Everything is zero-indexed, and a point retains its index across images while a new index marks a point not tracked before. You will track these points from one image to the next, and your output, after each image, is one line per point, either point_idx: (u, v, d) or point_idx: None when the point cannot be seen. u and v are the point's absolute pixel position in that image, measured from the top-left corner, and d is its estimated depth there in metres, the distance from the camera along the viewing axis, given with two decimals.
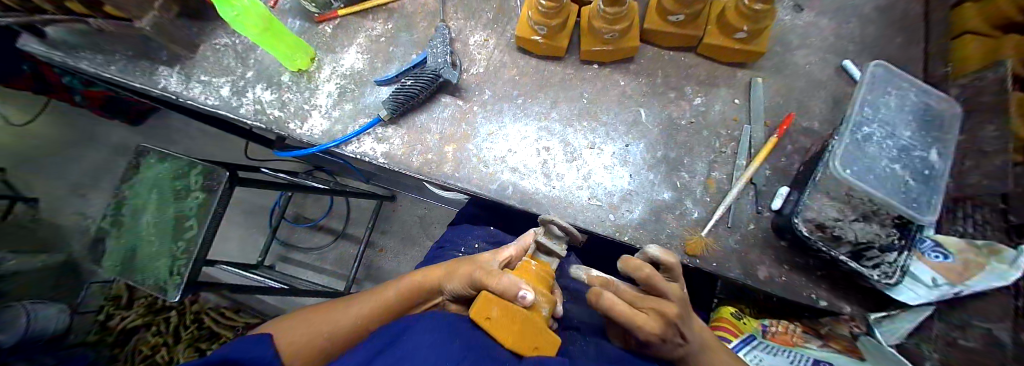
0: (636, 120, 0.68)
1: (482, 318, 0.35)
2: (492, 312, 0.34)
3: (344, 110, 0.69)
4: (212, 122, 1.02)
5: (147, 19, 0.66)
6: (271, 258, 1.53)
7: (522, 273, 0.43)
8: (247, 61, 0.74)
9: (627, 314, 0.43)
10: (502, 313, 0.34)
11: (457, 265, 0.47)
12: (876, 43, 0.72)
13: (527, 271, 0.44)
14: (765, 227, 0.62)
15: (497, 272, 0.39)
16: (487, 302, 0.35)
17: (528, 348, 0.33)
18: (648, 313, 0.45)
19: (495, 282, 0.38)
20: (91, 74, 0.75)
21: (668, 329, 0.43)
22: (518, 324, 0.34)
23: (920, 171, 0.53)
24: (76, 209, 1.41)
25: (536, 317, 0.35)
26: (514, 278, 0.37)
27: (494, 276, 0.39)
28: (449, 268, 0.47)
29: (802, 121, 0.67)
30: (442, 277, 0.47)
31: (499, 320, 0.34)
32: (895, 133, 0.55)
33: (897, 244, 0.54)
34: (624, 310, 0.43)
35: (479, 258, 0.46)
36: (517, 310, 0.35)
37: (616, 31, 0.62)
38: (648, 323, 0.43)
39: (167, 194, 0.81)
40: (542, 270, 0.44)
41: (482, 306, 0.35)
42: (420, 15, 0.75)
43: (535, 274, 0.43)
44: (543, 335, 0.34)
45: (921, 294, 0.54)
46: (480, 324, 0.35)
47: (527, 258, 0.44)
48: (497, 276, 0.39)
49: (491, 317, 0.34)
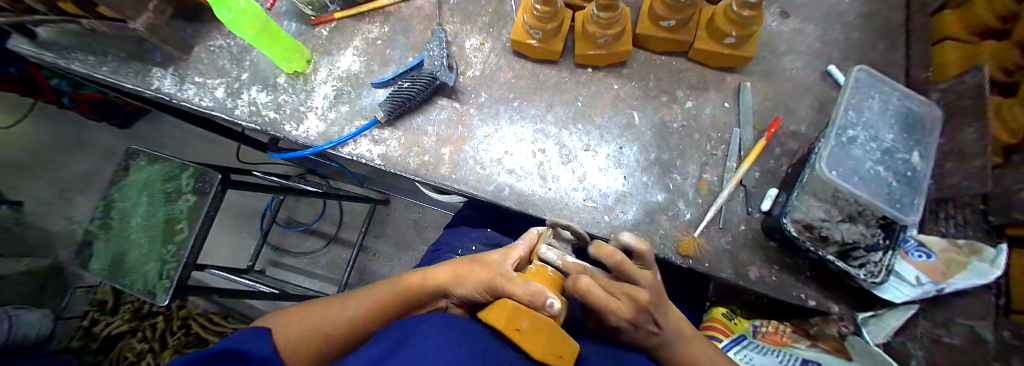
0: (629, 123, 0.69)
1: (512, 330, 0.34)
2: (523, 324, 0.34)
3: (340, 112, 0.69)
4: (204, 124, 1.01)
5: (141, 20, 0.66)
6: (262, 263, 1.51)
7: (537, 277, 0.44)
8: (242, 63, 0.74)
9: (601, 299, 0.43)
10: (533, 325, 0.34)
11: (465, 268, 0.47)
12: (860, 49, 0.75)
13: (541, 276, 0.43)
14: (755, 227, 0.63)
15: (520, 281, 0.39)
16: (516, 313, 0.34)
17: (554, 358, 0.33)
18: (622, 298, 0.46)
19: (519, 290, 0.37)
20: (82, 75, 0.74)
21: (640, 314, 0.45)
22: (547, 337, 0.33)
23: (903, 172, 0.55)
24: (63, 214, 1.34)
25: (564, 328, 0.34)
26: (541, 288, 0.37)
27: (517, 285, 0.38)
28: (457, 272, 0.47)
29: (790, 124, 0.69)
30: (447, 281, 0.47)
31: (530, 332, 0.33)
32: (879, 136, 0.58)
33: (882, 244, 0.56)
34: (598, 295, 0.43)
35: (489, 261, 0.45)
36: (547, 323, 0.34)
37: (609, 36, 0.63)
38: (618, 309, 0.44)
39: (158, 197, 0.80)
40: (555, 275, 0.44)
41: (511, 318, 0.34)
42: (417, 19, 0.76)
43: (550, 280, 0.43)
44: (565, 345, 0.34)
45: (906, 293, 0.55)
46: (508, 335, 0.34)
47: (542, 262, 0.44)
48: (520, 284, 0.38)
49: (522, 329, 0.33)
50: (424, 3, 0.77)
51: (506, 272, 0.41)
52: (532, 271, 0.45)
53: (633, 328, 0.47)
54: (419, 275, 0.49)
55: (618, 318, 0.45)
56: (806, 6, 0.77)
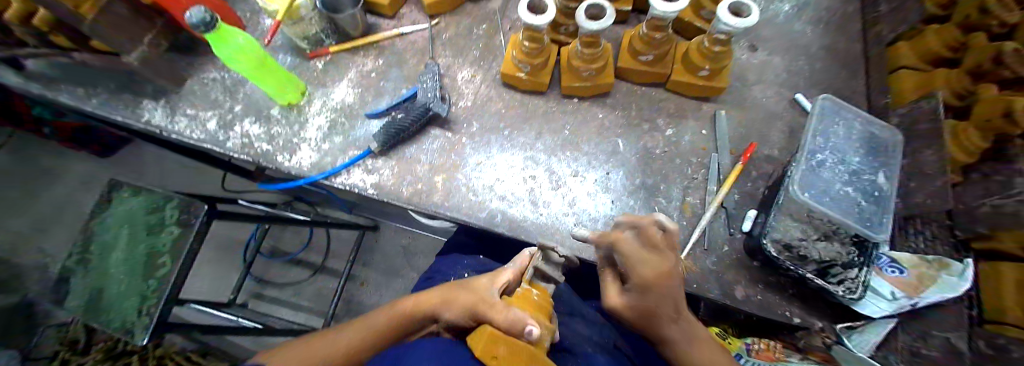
0: (615, 150, 0.72)
1: (489, 357, 0.32)
2: (500, 350, 0.32)
3: (333, 143, 0.70)
4: (192, 155, 1.00)
5: (135, 53, 0.68)
6: (245, 295, 1.45)
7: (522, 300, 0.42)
8: (236, 95, 0.75)
9: (632, 264, 0.43)
10: (511, 351, 0.32)
11: (455, 292, 0.47)
12: (824, 79, 0.81)
13: (527, 300, 0.42)
14: (738, 247, 0.65)
15: (501, 307, 0.38)
16: (494, 340, 0.33)
17: None
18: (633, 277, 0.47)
19: (500, 317, 0.36)
20: (68, 106, 0.73)
21: (666, 296, 0.43)
22: (524, 363, 0.31)
23: (871, 192, 0.59)
24: (37, 247, 1.31)
25: (542, 355, 0.32)
26: (521, 314, 0.36)
27: (498, 311, 0.37)
28: (448, 297, 0.47)
29: (764, 149, 0.73)
30: (437, 305, 0.48)
31: (506, 359, 0.32)
32: (845, 159, 0.62)
33: (857, 261, 0.58)
34: (631, 257, 0.43)
35: (477, 286, 0.45)
36: (523, 350, 0.32)
37: (593, 69, 0.68)
38: (644, 277, 0.42)
39: (140, 230, 0.78)
40: (543, 300, 0.43)
41: (489, 345, 0.32)
42: (410, 53, 0.79)
43: (536, 305, 0.42)
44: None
45: (883, 307, 0.57)
46: (486, 363, 0.33)
47: (527, 286, 0.43)
48: (501, 311, 0.37)
49: (500, 356, 0.32)
50: (418, 38, 0.81)
51: (490, 297, 0.41)
52: (518, 293, 0.43)
53: (652, 313, 0.45)
54: (413, 300, 0.49)
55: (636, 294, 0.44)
56: (772, 40, 0.84)
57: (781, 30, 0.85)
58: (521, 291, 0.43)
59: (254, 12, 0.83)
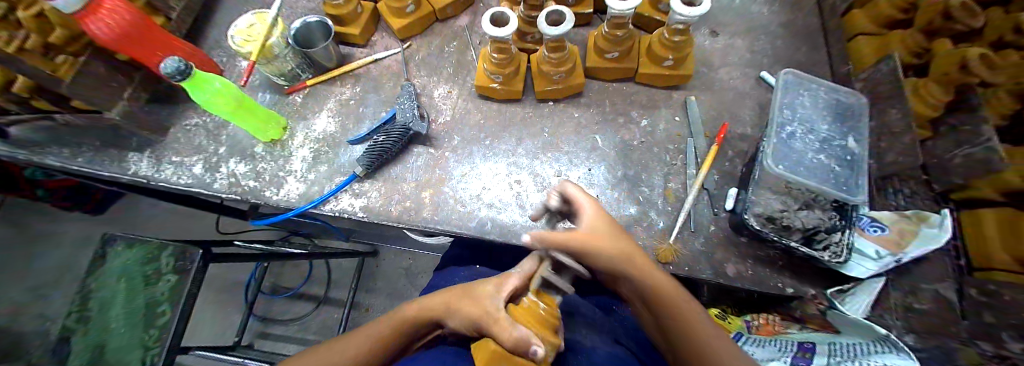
0: (594, 146, 0.74)
1: None
2: None
3: (320, 172, 0.72)
4: (181, 201, 1.00)
5: (117, 109, 0.69)
6: (250, 336, 1.44)
7: (527, 313, 0.41)
8: (219, 137, 0.76)
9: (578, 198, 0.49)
10: None
11: (457, 299, 0.47)
12: (786, 54, 0.83)
13: (534, 313, 0.41)
14: (724, 226, 0.67)
15: (506, 324, 0.38)
16: None
17: None
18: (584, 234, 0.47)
19: (506, 335, 0.37)
20: (56, 167, 0.74)
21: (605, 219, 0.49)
22: None
23: (843, 157, 0.60)
24: (35, 313, 1.29)
25: None
26: (526, 333, 0.36)
27: (503, 328, 0.38)
28: (451, 304, 0.47)
29: (737, 128, 0.75)
30: (441, 313, 0.48)
31: None
32: (815, 128, 0.64)
33: (839, 225, 0.60)
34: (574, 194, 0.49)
35: (481, 295, 0.44)
36: None
37: (562, 72, 0.70)
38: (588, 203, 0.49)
39: (136, 282, 0.78)
40: (549, 315, 0.41)
41: None
42: (386, 77, 0.81)
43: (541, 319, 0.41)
44: None
45: (869, 267, 0.58)
46: None
47: (534, 299, 0.42)
48: (506, 329, 0.37)
49: None
50: (392, 62, 0.83)
51: (494, 311, 0.41)
52: (524, 304, 0.42)
53: (609, 231, 0.48)
54: (418, 306, 0.50)
55: (591, 217, 0.49)
56: (731, 24, 0.87)
57: (740, 13, 0.88)
58: (526, 303, 0.42)
59: (229, 56, 0.85)
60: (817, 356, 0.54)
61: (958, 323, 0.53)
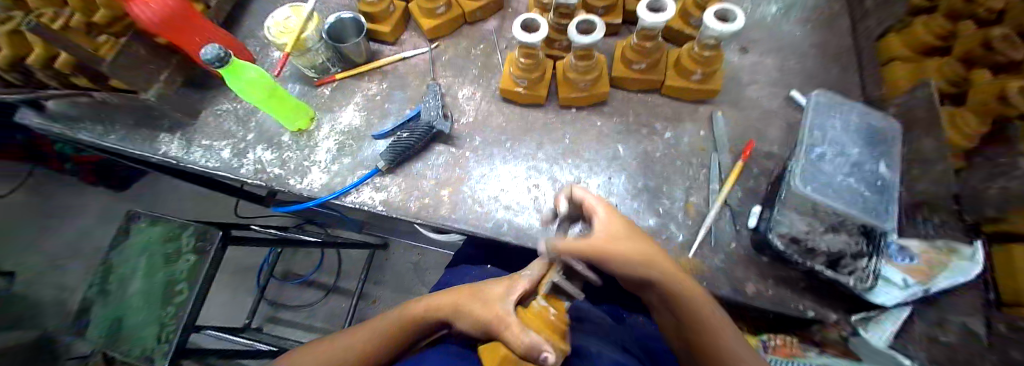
0: (615, 155, 0.73)
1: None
2: None
3: (343, 164, 0.73)
4: (205, 184, 1.03)
5: (152, 90, 0.72)
6: (259, 320, 1.47)
7: (536, 317, 0.43)
8: (248, 124, 0.78)
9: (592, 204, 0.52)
10: None
11: (465, 301, 0.47)
12: (818, 74, 0.82)
13: (544, 319, 0.42)
14: (745, 245, 0.66)
15: (518, 329, 0.38)
16: None
17: None
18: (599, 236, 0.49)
19: (518, 341, 0.37)
20: (90, 143, 0.78)
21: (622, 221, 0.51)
22: None
23: (874, 182, 0.58)
24: None
25: None
26: (538, 339, 0.36)
27: (515, 333, 0.38)
28: (459, 305, 0.47)
29: (763, 146, 0.74)
30: (448, 313, 0.48)
31: None
32: (846, 151, 0.62)
33: (867, 250, 0.58)
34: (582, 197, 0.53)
35: (490, 298, 0.44)
36: None
37: (588, 80, 0.70)
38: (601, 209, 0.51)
39: (158, 259, 0.80)
40: (559, 321, 0.42)
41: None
42: (413, 75, 0.82)
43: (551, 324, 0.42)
44: None
45: (897, 296, 0.55)
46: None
47: (544, 304, 0.43)
48: (518, 334, 0.38)
49: None
50: (419, 61, 0.84)
51: (505, 315, 0.41)
52: (535, 310, 0.43)
53: (623, 234, 0.49)
54: (424, 304, 0.50)
55: (605, 219, 0.51)
56: (762, 41, 0.86)
57: (772, 30, 0.87)
58: (537, 308, 0.43)
59: (262, 46, 0.87)
60: None
61: None
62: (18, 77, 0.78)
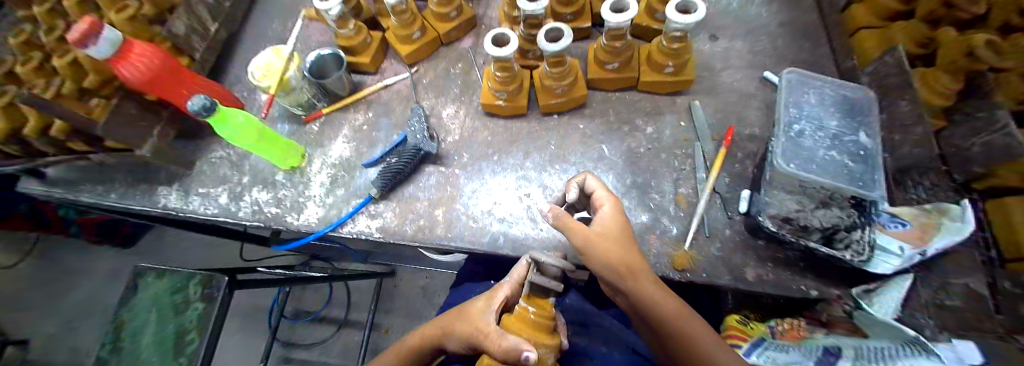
0: (601, 155, 0.75)
1: None
2: None
3: (337, 195, 0.74)
4: (206, 230, 1.04)
5: (146, 146, 0.74)
6: (275, 361, 1.46)
7: (520, 322, 0.42)
8: (242, 168, 0.80)
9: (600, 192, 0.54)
10: None
11: (450, 323, 0.49)
12: (788, 53, 0.84)
13: (526, 320, 0.42)
14: (740, 229, 0.66)
15: (497, 335, 0.40)
16: None
17: None
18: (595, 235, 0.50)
19: (497, 346, 0.39)
20: (90, 203, 0.80)
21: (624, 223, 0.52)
22: None
23: (857, 152, 0.59)
24: (67, 345, 1.33)
25: None
26: (516, 342, 0.38)
27: (495, 340, 0.40)
28: (446, 327, 0.50)
29: (746, 130, 0.75)
30: (439, 337, 0.51)
31: None
32: (824, 125, 0.63)
33: (859, 222, 0.59)
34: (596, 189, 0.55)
35: (472, 313, 0.47)
36: None
37: (564, 86, 0.72)
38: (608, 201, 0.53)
39: (166, 311, 0.80)
40: (542, 319, 0.41)
41: None
42: (396, 101, 0.84)
43: (535, 325, 0.41)
44: None
45: (895, 263, 0.55)
46: None
47: (523, 305, 0.42)
48: (495, 341, 0.40)
49: None
50: (401, 87, 0.86)
51: (485, 325, 0.43)
52: (516, 313, 0.43)
53: (619, 235, 0.50)
54: (418, 334, 0.53)
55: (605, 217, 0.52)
56: (730, 27, 0.88)
57: (738, 16, 0.89)
58: (518, 310, 0.42)
59: (249, 90, 0.90)
60: (844, 359, 0.52)
61: (991, 319, 0.50)
62: (16, 148, 0.81)
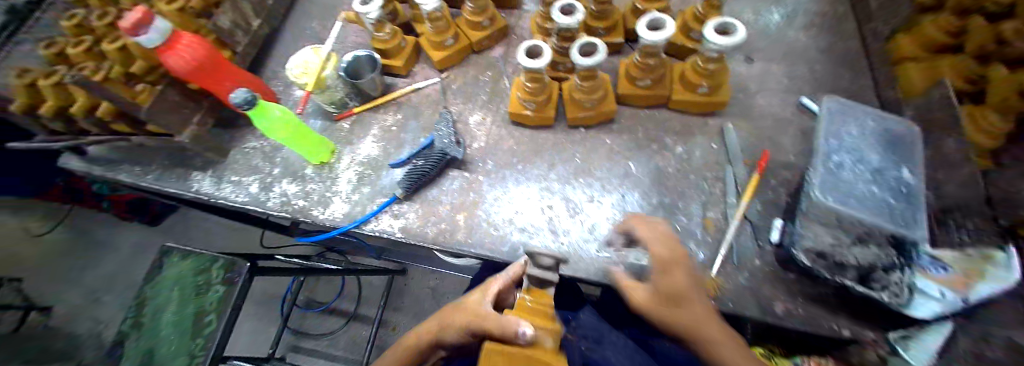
0: (627, 172, 0.74)
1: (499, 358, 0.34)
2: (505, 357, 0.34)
3: (362, 193, 0.76)
4: (232, 216, 1.07)
5: (185, 133, 0.77)
6: (283, 349, 1.49)
7: (521, 311, 0.43)
8: (274, 160, 0.83)
9: (652, 242, 0.53)
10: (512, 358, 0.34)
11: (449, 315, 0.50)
12: (827, 80, 0.82)
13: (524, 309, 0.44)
14: (769, 260, 0.64)
15: (496, 317, 0.41)
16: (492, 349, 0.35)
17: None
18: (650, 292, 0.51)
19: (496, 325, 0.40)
20: (128, 183, 0.83)
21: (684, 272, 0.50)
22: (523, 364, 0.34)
23: (900, 189, 0.55)
24: (92, 315, 1.38)
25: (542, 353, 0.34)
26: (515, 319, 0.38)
27: (492, 321, 0.41)
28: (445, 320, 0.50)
29: (779, 156, 0.73)
30: (437, 332, 0.50)
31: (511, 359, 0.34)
32: (865, 158, 0.60)
33: (898, 262, 0.55)
34: (648, 236, 0.54)
35: (470, 304, 0.49)
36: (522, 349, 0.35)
37: (594, 100, 0.72)
38: (663, 252, 0.51)
39: (189, 292, 0.82)
40: (540, 306, 0.43)
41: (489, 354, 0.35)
42: (425, 105, 0.86)
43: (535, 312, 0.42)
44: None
45: (934, 309, 0.52)
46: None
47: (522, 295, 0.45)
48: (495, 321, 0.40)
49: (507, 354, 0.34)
50: (431, 91, 0.87)
51: (484, 312, 0.45)
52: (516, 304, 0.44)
53: (678, 290, 0.48)
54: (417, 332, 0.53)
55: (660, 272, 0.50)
56: (767, 50, 0.86)
57: (775, 39, 0.88)
58: (517, 300, 0.45)
59: (286, 85, 0.93)
60: None
61: None
62: (65, 125, 0.85)
